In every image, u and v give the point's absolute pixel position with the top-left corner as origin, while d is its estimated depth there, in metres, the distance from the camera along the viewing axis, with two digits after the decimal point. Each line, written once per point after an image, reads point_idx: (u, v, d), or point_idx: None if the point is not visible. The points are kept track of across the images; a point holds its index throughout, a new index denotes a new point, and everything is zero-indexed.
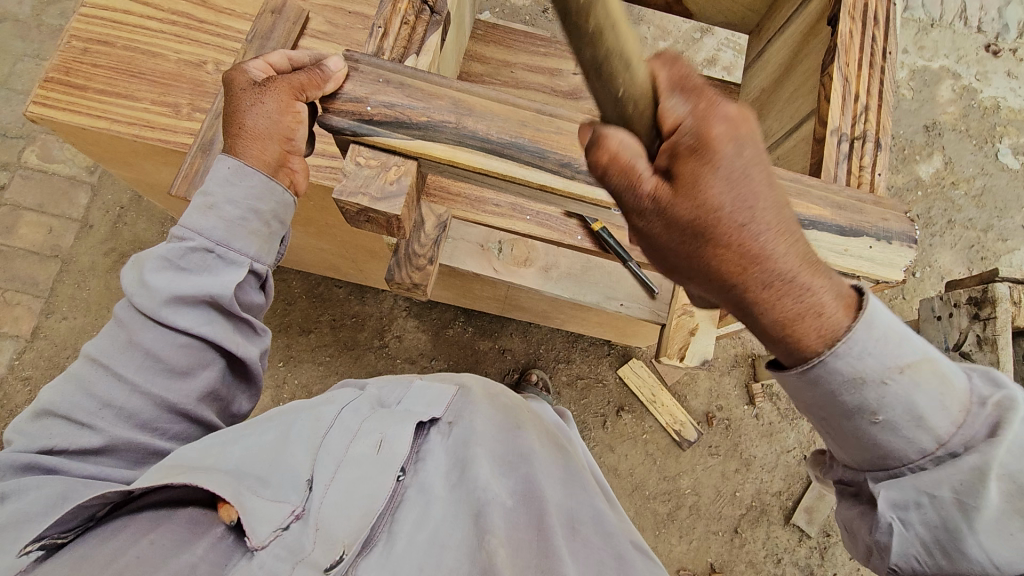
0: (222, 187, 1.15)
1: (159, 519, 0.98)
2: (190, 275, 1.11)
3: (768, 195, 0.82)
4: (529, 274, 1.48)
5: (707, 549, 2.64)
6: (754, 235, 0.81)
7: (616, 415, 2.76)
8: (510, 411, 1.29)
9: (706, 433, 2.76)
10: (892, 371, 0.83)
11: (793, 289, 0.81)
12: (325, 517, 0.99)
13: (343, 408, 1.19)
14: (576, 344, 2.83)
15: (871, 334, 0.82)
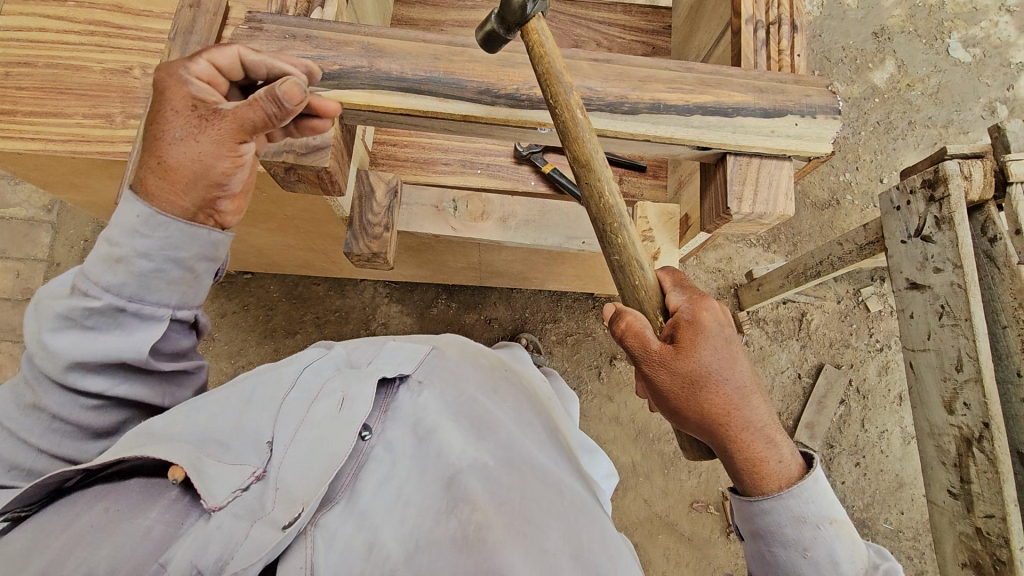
0: (139, 238, 1.03)
1: (116, 487, 0.99)
2: (106, 333, 1.04)
3: (749, 371, 1.12)
4: (488, 227, 1.46)
5: (717, 479, 2.69)
6: (734, 393, 1.08)
7: (610, 364, 2.78)
8: (476, 379, 1.29)
9: None
10: (825, 521, 1.06)
11: (763, 442, 1.09)
12: (284, 476, 1.02)
13: (303, 369, 1.21)
14: (561, 302, 2.84)
15: (816, 489, 1.07)
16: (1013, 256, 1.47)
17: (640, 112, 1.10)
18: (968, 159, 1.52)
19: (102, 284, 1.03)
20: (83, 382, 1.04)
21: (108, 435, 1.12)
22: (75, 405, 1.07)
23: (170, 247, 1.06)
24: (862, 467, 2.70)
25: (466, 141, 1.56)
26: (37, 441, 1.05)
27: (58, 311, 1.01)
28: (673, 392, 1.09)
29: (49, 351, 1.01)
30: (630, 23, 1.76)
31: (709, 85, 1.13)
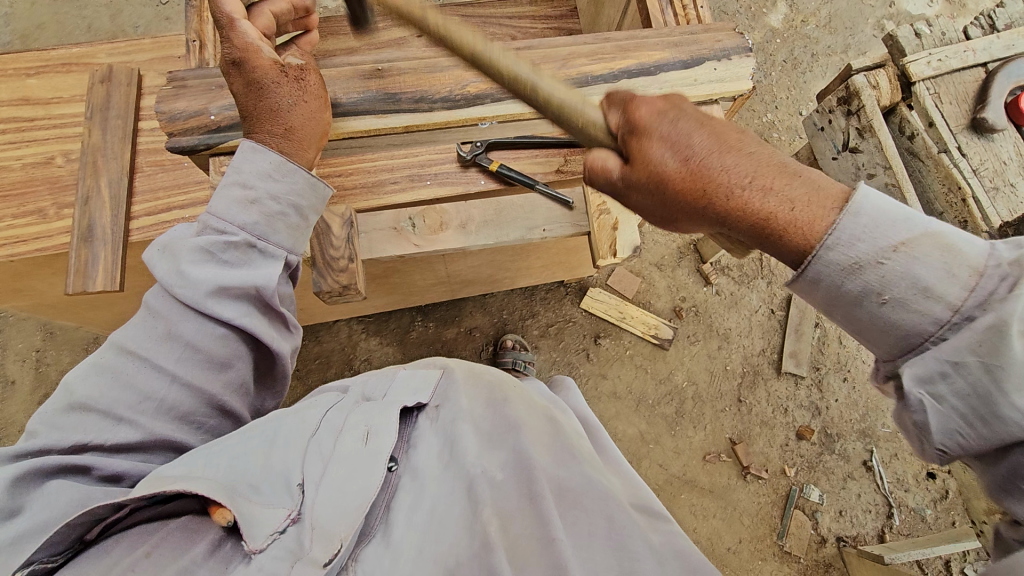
0: (265, 182, 1.09)
1: (152, 532, 0.97)
2: (230, 269, 1.06)
3: (724, 132, 1.03)
4: (449, 236, 1.49)
5: (722, 427, 2.77)
6: (708, 164, 0.98)
7: (596, 344, 2.83)
8: (493, 385, 1.30)
9: (680, 326, 2.88)
10: (887, 250, 0.86)
11: (757, 192, 0.95)
12: (318, 514, 0.98)
13: (328, 409, 1.21)
14: (534, 296, 2.87)
15: (855, 221, 0.87)
16: (933, 147, 1.60)
17: (569, 89, 1.17)
18: (873, 70, 1.64)
19: (237, 222, 1.07)
20: (217, 310, 1.04)
21: (233, 369, 1.09)
22: (208, 337, 1.05)
23: (295, 194, 1.12)
24: (850, 381, 2.84)
25: (408, 154, 1.48)
26: (176, 371, 1.03)
27: (196, 243, 1.04)
28: (676, 185, 1.00)
29: (188, 279, 1.03)
30: (540, 11, 1.82)
31: (627, 50, 1.20)
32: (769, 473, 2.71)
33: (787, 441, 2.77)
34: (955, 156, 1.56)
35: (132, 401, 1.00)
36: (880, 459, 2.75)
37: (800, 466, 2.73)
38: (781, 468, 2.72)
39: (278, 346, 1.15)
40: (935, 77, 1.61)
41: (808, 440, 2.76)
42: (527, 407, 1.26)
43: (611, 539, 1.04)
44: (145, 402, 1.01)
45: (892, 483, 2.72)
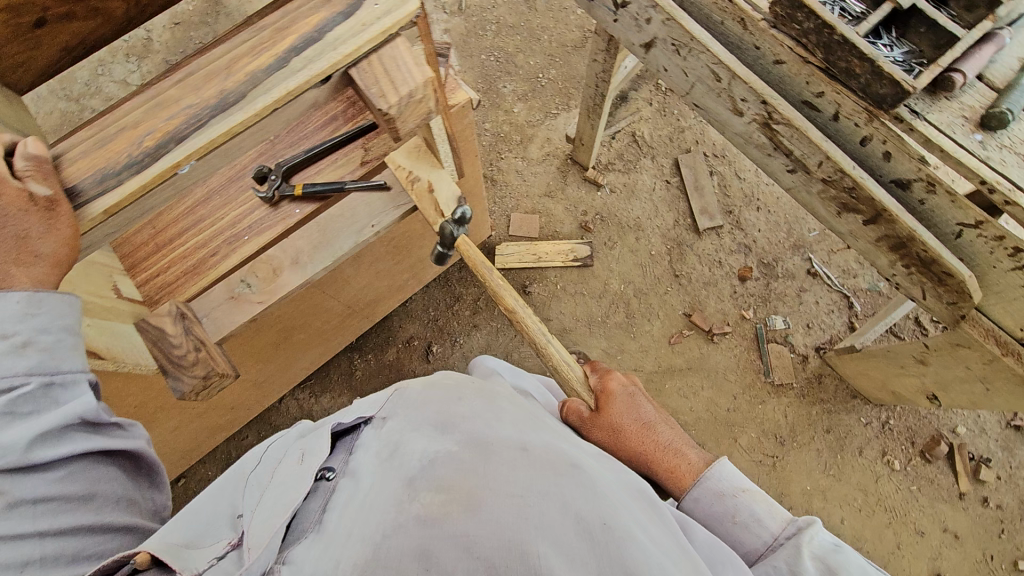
0: (21, 322, 0.95)
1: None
2: (29, 417, 0.92)
3: (660, 431, 1.55)
4: (285, 277, 1.41)
5: (673, 306, 2.82)
6: (653, 438, 1.53)
7: (527, 294, 2.83)
8: (444, 389, 1.32)
9: (593, 238, 2.91)
10: (739, 492, 1.35)
11: (672, 454, 1.49)
12: (253, 532, 0.96)
13: (270, 460, 1.21)
14: (450, 280, 2.85)
15: (726, 484, 1.37)
16: None
17: (246, 93, 0.88)
18: None
19: (18, 370, 0.93)
20: (45, 455, 0.91)
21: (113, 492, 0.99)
22: (62, 484, 0.93)
23: (61, 310, 1.01)
24: (763, 208, 2.93)
25: (216, 220, 1.50)
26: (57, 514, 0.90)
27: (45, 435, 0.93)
28: (608, 444, 1.52)
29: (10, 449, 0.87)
30: None
31: (286, 21, 0.90)
32: (732, 325, 2.78)
33: (734, 289, 2.84)
34: None
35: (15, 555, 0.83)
36: (821, 262, 2.84)
37: (755, 305, 2.80)
38: (740, 315, 2.80)
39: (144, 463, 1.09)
40: None
41: (751, 279, 2.83)
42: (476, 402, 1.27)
43: (562, 481, 1.02)
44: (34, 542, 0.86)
45: (839, 276, 2.81)
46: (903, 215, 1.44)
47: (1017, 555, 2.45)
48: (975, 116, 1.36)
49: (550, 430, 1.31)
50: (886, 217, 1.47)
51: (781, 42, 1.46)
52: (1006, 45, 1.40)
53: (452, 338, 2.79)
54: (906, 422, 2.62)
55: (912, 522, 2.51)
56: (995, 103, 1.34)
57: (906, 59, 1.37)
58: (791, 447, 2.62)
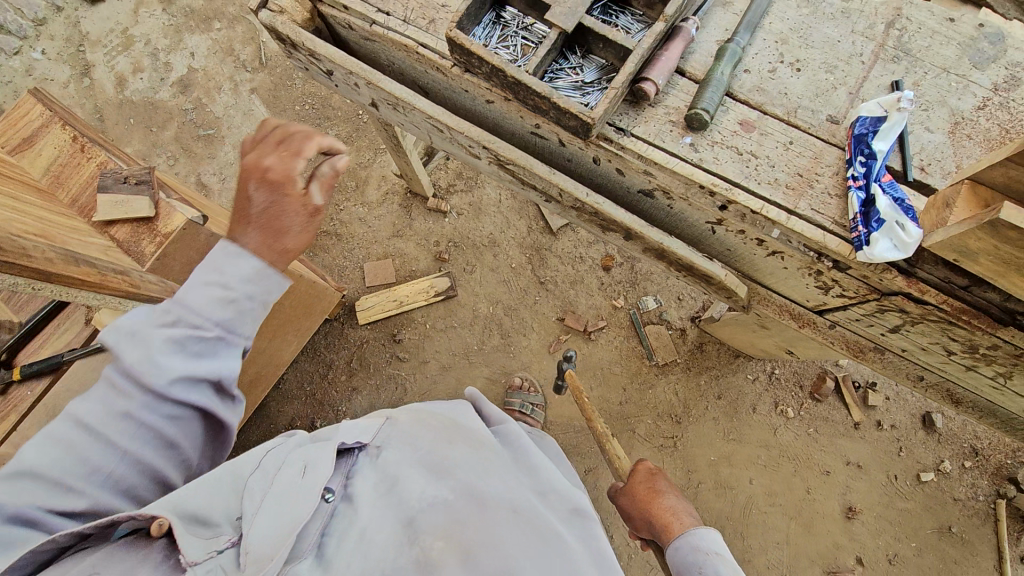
0: None
1: (105, 555, 0.97)
2: None
3: (681, 502, 1.49)
4: None
5: (546, 314, 2.76)
6: (665, 499, 1.48)
7: (398, 342, 2.74)
8: (437, 427, 1.33)
9: (451, 267, 2.83)
10: (713, 551, 1.26)
11: (677, 519, 1.41)
12: (247, 543, 1.00)
13: (269, 459, 1.24)
14: (317, 350, 2.75)
15: (701, 539, 1.30)
16: (366, 22, 1.40)
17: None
18: None
19: None
20: None
21: (178, 447, 1.08)
22: (164, 419, 1.04)
23: None
24: None
25: None
26: (101, 451, 1.00)
27: (161, 337, 1.01)
28: (629, 515, 1.54)
29: (158, 367, 1.00)
30: None
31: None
32: (607, 318, 2.74)
33: (601, 280, 2.80)
34: (382, 20, 1.38)
35: (59, 482, 0.97)
36: None
37: (624, 291, 2.77)
38: (612, 305, 2.76)
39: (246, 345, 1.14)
40: None
41: (615, 266, 2.80)
42: (470, 447, 1.28)
43: (552, 543, 1.10)
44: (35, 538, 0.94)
45: None
46: (646, 230, 1.39)
47: (919, 468, 2.51)
48: (681, 118, 1.30)
49: (533, 472, 1.36)
50: (634, 234, 1.42)
51: (478, 84, 1.36)
52: (698, 33, 1.33)
53: (334, 408, 2.67)
54: (791, 367, 2.63)
55: (817, 463, 2.53)
56: (693, 103, 1.27)
57: (598, 77, 1.29)
58: (689, 423, 2.61)
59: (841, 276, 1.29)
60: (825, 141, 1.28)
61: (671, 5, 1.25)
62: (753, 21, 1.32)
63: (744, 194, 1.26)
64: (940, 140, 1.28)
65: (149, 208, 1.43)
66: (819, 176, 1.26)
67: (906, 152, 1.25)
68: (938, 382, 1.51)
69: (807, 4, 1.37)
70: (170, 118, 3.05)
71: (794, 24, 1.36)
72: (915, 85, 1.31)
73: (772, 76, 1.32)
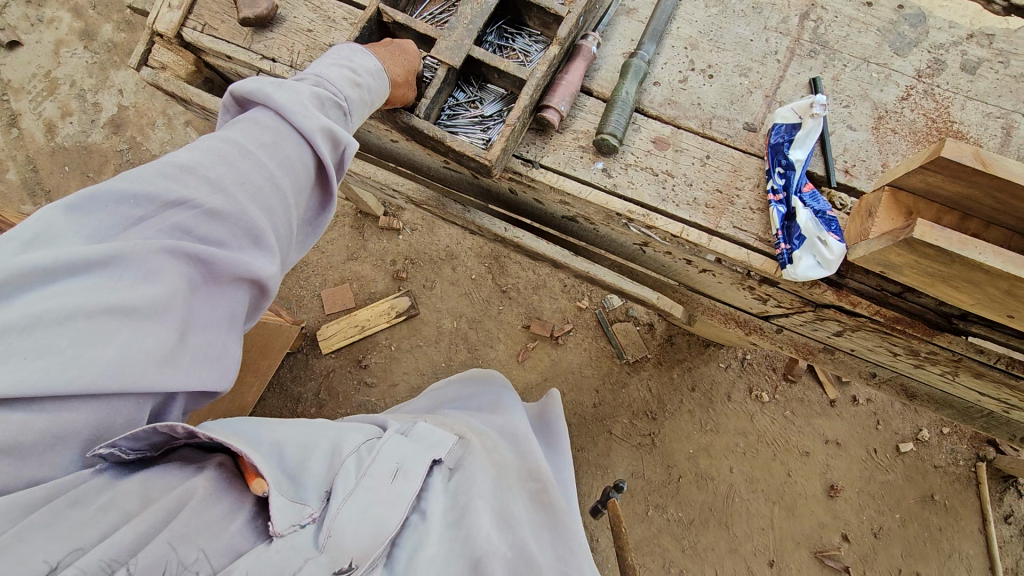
0: None
1: (199, 464, 0.83)
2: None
3: None
4: None
5: (512, 323, 2.71)
6: None
7: (364, 368, 2.68)
8: (507, 467, 1.22)
9: (411, 285, 2.77)
10: None
11: None
12: (337, 524, 0.85)
13: (360, 435, 1.07)
14: (282, 386, 2.68)
15: None
16: (252, 71, 1.31)
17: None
18: (151, 52, 1.36)
19: None
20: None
21: (271, 245, 0.85)
22: (281, 207, 0.88)
23: None
24: None
25: None
26: (217, 202, 0.80)
27: (312, 91, 0.95)
28: None
29: (309, 113, 0.92)
30: None
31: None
32: (573, 320, 2.70)
33: (563, 282, 2.75)
34: (267, 68, 1.29)
35: (135, 260, 0.73)
36: None
37: (588, 291, 2.73)
38: (577, 307, 2.72)
39: (343, 168, 1.00)
40: (191, 15, 1.32)
41: None
42: (527, 507, 1.15)
43: None
44: (126, 355, 0.71)
45: None
46: (568, 259, 1.41)
47: (898, 439, 2.50)
48: (590, 142, 1.23)
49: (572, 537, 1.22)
50: (558, 263, 1.44)
51: (376, 125, 1.27)
52: (600, 49, 1.26)
53: None
54: (762, 352, 2.61)
55: (795, 445, 2.51)
56: (600, 127, 1.19)
57: (497, 110, 1.24)
58: (665, 419, 2.57)
59: (773, 290, 1.24)
60: (744, 151, 1.21)
61: (565, 25, 1.17)
62: (657, 30, 1.24)
63: (663, 218, 1.19)
64: (865, 137, 1.20)
65: None
66: (740, 190, 1.19)
67: (828, 155, 1.18)
68: (891, 377, 1.47)
69: (714, 4, 1.29)
70: (105, 162, 2.95)
71: (702, 27, 1.28)
72: (835, 79, 1.24)
73: (683, 86, 1.25)
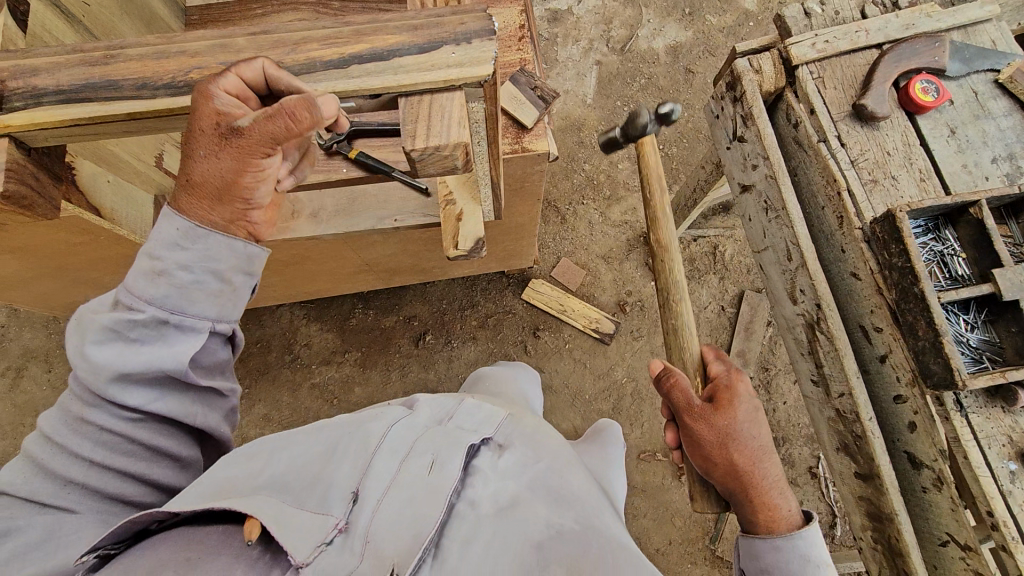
0: (171, 251, 1.02)
1: (192, 541, 0.92)
2: (140, 347, 0.99)
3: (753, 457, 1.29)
4: (300, 224, 1.50)
5: (660, 425, 2.70)
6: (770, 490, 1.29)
7: (534, 337, 2.81)
8: (555, 450, 1.29)
9: (623, 320, 2.83)
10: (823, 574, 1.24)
11: (780, 496, 1.29)
12: (370, 531, 0.98)
13: (390, 423, 1.21)
14: (475, 287, 2.87)
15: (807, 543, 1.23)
16: (814, 135, 1.43)
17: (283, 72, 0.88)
18: (758, 53, 1.51)
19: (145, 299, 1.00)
20: (122, 399, 0.99)
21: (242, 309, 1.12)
22: (124, 421, 1.01)
23: (208, 258, 1.05)
24: None
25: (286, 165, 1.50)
26: (154, 342, 1.00)
27: (103, 322, 0.97)
28: (709, 453, 1.32)
29: (94, 364, 0.96)
30: None
31: (362, 33, 0.89)
32: None
33: None
34: (834, 146, 1.40)
35: (156, 336, 1.00)
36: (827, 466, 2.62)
37: None
38: None
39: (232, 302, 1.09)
40: (820, 61, 1.45)
41: None
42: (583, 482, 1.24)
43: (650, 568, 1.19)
44: (48, 547, 0.92)
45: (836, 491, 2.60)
46: (893, 493, 1.30)
47: None
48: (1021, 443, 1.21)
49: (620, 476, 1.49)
50: (873, 482, 1.35)
51: (867, 258, 1.34)
52: None
53: (448, 337, 2.82)
54: None
55: None
56: None
57: (980, 347, 1.24)
58: None
59: None
60: None
61: None
62: None
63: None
64: None
65: (531, 122, 1.55)
66: None
67: None
68: None
69: None
70: None
71: None
72: None
73: None
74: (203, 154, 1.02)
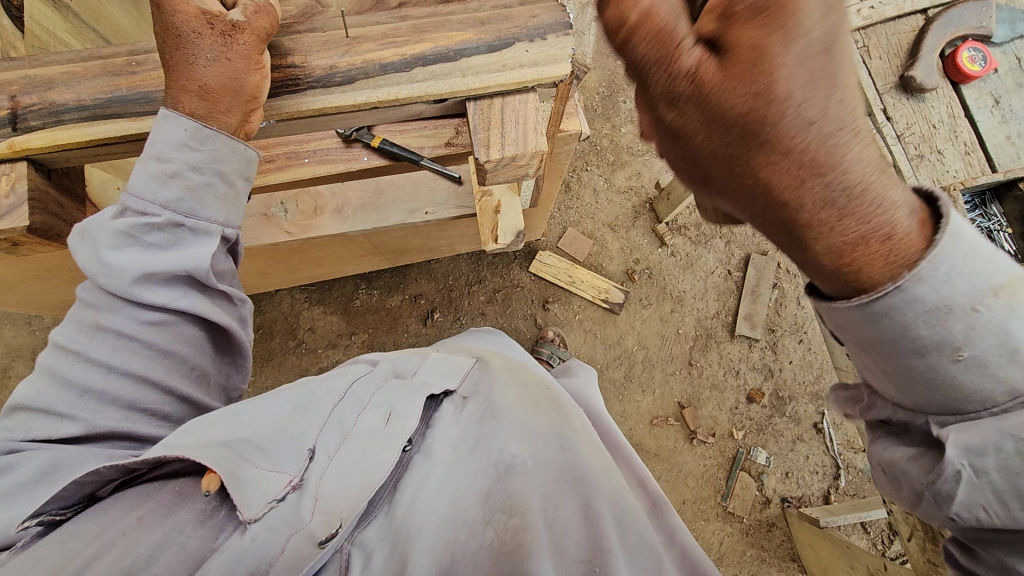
0: (180, 151, 0.98)
1: (147, 494, 0.88)
2: (162, 251, 0.97)
3: (818, 116, 0.58)
4: (323, 221, 1.43)
5: (671, 391, 2.74)
6: (836, 204, 0.60)
7: (544, 310, 2.78)
8: (530, 390, 1.15)
9: (632, 289, 2.82)
10: (984, 294, 0.63)
11: (868, 204, 0.60)
12: (323, 486, 0.92)
13: (354, 381, 1.15)
14: (481, 261, 2.81)
15: (958, 250, 0.61)
16: None
17: (353, 81, 1.03)
18: None
19: (158, 200, 0.97)
20: (147, 296, 0.96)
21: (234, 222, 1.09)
22: (143, 324, 0.97)
23: (218, 161, 1.02)
24: (806, 343, 2.79)
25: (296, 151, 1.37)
26: (169, 249, 0.98)
27: (116, 227, 0.94)
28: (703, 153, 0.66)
29: (111, 268, 0.94)
30: None
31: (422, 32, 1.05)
32: (716, 437, 2.70)
33: (737, 403, 2.74)
34: None
35: (173, 241, 0.98)
36: (831, 422, 2.72)
37: (748, 429, 2.71)
38: (729, 432, 2.71)
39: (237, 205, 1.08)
40: None
41: (758, 403, 2.73)
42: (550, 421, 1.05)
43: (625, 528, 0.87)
44: (42, 490, 0.88)
45: (841, 445, 2.70)
46: None
47: None
48: None
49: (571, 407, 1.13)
50: None
51: None
52: None
53: (456, 314, 2.76)
54: None
55: None
56: None
57: None
58: None
59: None
60: None
61: None
62: None
63: None
64: None
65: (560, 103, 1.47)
66: None
67: None
68: None
69: None
70: None
71: None
72: None
73: None
74: (203, 52, 0.97)
